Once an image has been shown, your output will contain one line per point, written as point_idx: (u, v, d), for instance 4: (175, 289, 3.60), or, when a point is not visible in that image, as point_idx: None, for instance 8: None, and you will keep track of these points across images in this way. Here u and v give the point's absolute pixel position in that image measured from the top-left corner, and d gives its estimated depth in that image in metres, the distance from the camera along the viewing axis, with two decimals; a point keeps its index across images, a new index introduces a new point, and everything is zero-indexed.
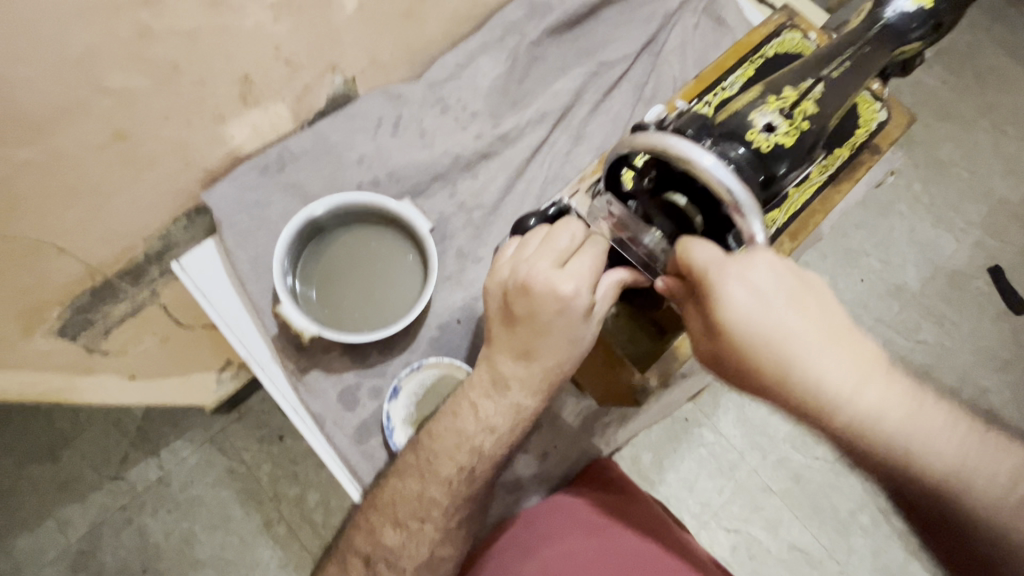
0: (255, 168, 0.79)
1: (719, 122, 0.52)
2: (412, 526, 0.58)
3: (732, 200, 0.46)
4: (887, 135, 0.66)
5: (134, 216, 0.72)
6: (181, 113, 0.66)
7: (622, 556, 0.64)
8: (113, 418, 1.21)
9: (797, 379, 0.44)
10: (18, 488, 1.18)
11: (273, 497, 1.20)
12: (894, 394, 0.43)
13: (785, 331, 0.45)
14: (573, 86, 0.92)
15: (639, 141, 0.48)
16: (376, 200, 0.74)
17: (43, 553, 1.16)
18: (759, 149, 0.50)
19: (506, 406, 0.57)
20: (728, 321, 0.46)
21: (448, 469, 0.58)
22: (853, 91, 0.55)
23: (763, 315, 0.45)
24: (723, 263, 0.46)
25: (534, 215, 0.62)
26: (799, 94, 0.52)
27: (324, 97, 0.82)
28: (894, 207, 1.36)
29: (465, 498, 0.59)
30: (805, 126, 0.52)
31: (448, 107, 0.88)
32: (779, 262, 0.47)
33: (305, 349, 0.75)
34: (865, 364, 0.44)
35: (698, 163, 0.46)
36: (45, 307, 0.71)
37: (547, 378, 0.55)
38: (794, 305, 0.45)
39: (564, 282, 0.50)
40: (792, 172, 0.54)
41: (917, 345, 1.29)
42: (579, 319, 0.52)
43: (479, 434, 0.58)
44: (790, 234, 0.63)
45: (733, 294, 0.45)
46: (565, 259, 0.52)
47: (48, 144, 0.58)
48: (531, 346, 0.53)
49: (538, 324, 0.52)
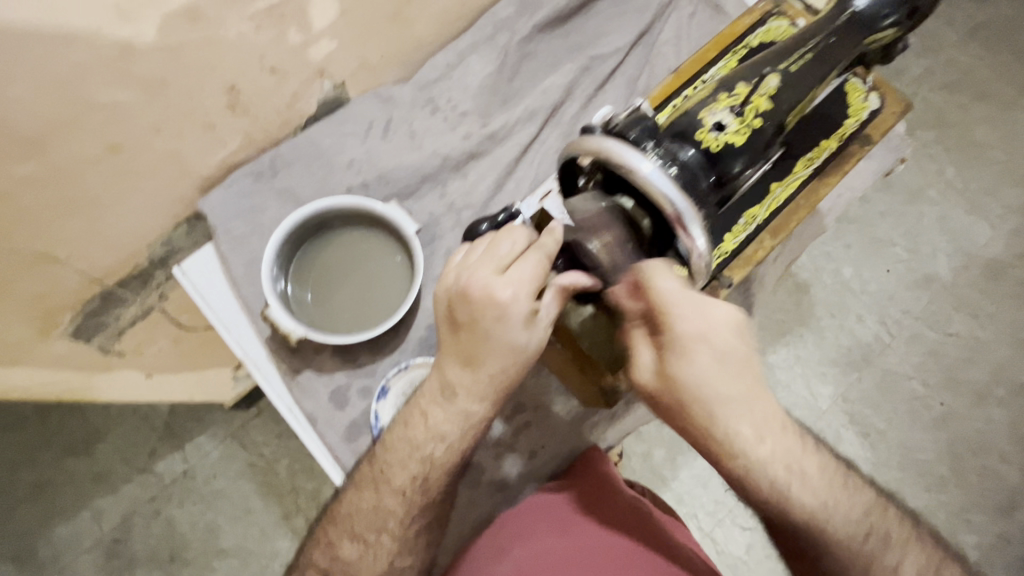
0: (249, 174, 0.82)
1: (669, 123, 0.54)
2: (369, 538, 0.60)
3: (672, 209, 0.48)
4: (879, 125, 0.67)
5: (136, 225, 0.75)
6: (172, 124, 0.70)
7: (590, 552, 0.64)
8: (142, 414, 1.27)
9: (716, 429, 0.49)
10: (57, 479, 1.25)
11: (292, 490, 1.24)
12: (790, 452, 0.49)
13: (720, 385, 0.49)
14: (563, 82, 0.90)
15: (586, 145, 0.51)
16: (364, 203, 0.75)
17: (81, 540, 1.24)
18: (707, 149, 0.52)
19: (454, 413, 0.57)
20: (676, 367, 0.49)
21: (401, 479, 0.59)
22: (817, 84, 0.55)
23: (710, 377, 0.49)
24: (686, 315, 0.50)
25: (486, 220, 0.62)
26: (750, 90, 0.53)
27: (314, 102, 0.84)
28: (922, 193, 1.29)
29: (421, 507, 0.60)
30: (756, 124, 0.53)
31: (438, 107, 0.89)
32: (736, 327, 0.50)
33: (297, 350, 0.78)
34: (778, 432, 0.50)
35: (638, 170, 0.48)
36: (58, 312, 0.75)
37: (496, 385, 0.56)
38: (738, 371, 0.49)
39: (502, 288, 0.51)
40: (748, 171, 0.55)
41: (947, 338, 1.23)
42: (520, 326, 0.53)
43: (428, 443, 0.59)
44: (773, 230, 0.64)
45: (689, 348, 0.49)
46: (506, 265, 0.53)
47: (48, 159, 0.62)
48: (476, 352, 0.54)
49: (479, 329, 0.53)
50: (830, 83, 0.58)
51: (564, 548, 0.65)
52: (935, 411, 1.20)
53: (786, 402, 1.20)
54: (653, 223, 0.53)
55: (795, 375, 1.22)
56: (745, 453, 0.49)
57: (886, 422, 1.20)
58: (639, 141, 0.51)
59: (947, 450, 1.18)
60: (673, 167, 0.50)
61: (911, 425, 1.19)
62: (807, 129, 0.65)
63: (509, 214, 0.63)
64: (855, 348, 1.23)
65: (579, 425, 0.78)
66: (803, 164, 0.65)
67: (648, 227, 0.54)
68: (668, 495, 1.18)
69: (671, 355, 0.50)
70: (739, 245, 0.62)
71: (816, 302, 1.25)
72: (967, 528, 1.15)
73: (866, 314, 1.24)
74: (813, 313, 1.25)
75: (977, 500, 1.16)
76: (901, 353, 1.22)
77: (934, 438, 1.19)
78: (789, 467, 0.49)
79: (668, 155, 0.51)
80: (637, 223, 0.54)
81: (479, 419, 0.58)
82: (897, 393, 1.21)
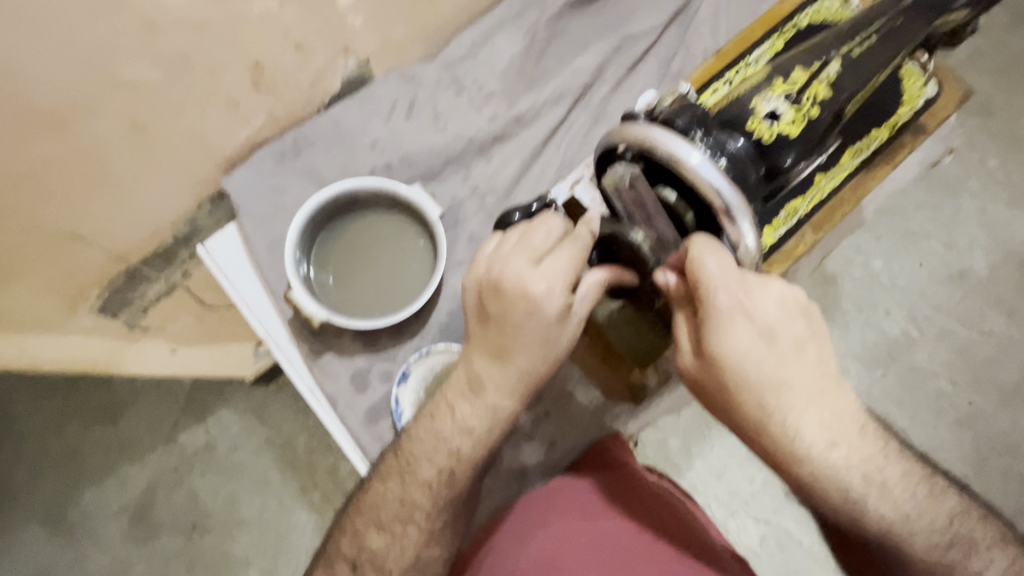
0: (272, 154, 0.81)
1: (718, 110, 0.51)
2: (395, 530, 0.61)
3: (721, 201, 0.46)
4: (934, 113, 0.64)
5: (161, 203, 0.75)
6: (196, 102, 0.68)
7: (619, 535, 0.64)
8: (165, 387, 1.30)
9: (774, 426, 0.47)
10: (83, 447, 1.29)
11: (309, 465, 1.26)
12: (861, 462, 0.48)
13: (774, 377, 0.46)
14: (594, 62, 0.87)
15: (629, 133, 0.48)
16: (389, 185, 0.74)
17: (107, 506, 1.28)
18: (760, 140, 0.49)
19: (481, 407, 0.57)
20: (725, 357, 0.46)
21: (428, 472, 0.59)
22: (879, 71, 0.52)
23: (762, 361, 0.46)
24: (738, 298, 0.46)
25: (518, 210, 0.61)
26: (809, 76, 0.50)
27: (338, 80, 0.83)
28: (964, 184, 1.23)
29: (447, 501, 0.60)
30: (813, 113, 0.50)
31: (463, 87, 0.86)
32: (787, 301, 0.47)
33: (319, 333, 0.78)
34: (848, 429, 0.48)
35: (687, 161, 0.45)
36: (85, 288, 0.76)
37: (526, 381, 0.55)
38: (791, 353, 0.47)
39: (535, 281, 0.51)
40: (801, 162, 0.52)
41: (981, 335, 1.18)
42: (555, 319, 0.52)
43: (457, 440, 0.58)
44: (816, 224, 0.61)
45: (738, 334, 0.46)
46: (541, 256, 0.52)
47: (73, 136, 0.61)
48: (507, 347, 0.53)
49: (511, 321, 0.52)
50: (891, 70, 0.54)
51: (589, 531, 0.65)
52: (963, 410, 1.16)
53: None
54: (698, 216, 0.50)
55: None
56: (809, 458, 0.47)
57: (912, 420, 1.16)
58: (686, 129, 0.48)
59: (974, 449, 1.15)
60: (723, 159, 0.47)
61: (938, 424, 1.16)
62: (862, 119, 0.61)
63: (543, 204, 0.61)
64: (883, 343, 1.19)
65: (600, 415, 0.77)
66: (850, 155, 0.62)
67: (692, 221, 0.51)
68: (682, 484, 1.17)
69: (717, 342, 0.46)
70: (779, 239, 0.60)
71: (845, 295, 1.21)
72: None
73: (896, 309, 1.20)
74: (841, 306, 1.21)
75: (1002, 501, 1.13)
76: (931, 350, 1.18)
77: (961, 437, 1.15)
78: (864, 477, 0.48)
79: (718, 146, 0.48)
80: (680, 215, 0.51)
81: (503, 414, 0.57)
82: (925, 390, 1.17)
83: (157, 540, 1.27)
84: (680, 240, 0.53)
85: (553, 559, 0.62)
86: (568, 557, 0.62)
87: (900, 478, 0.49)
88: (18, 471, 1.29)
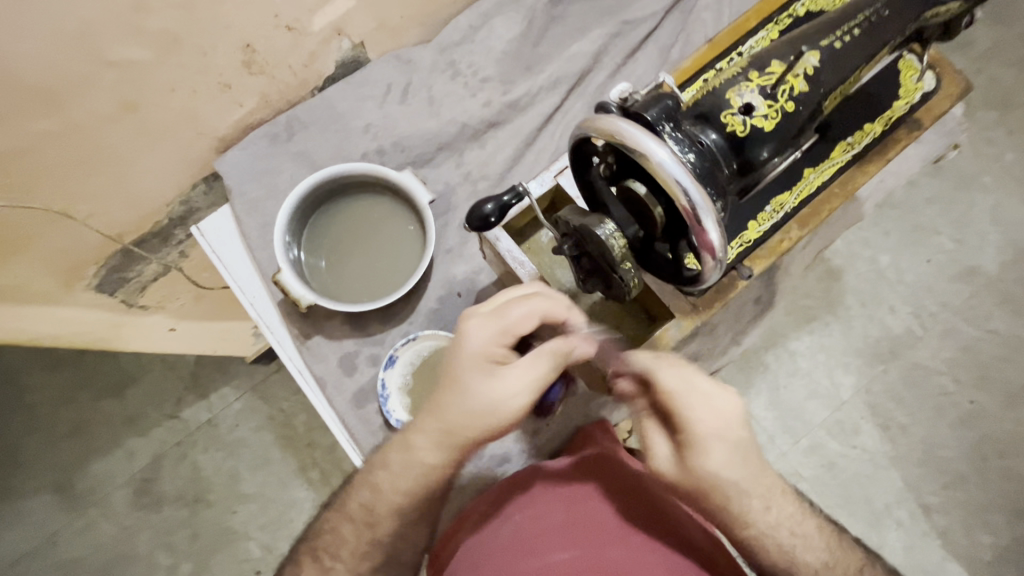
0: (265, 136, 0.81)
1: (694, 101, 0.51)
2: (327, 555, 0.63)
3: (686, 201, 0.43)
4: (932, 107, 0.63)
5: (155, 183, 0.76)
6: (187, 84, 0.69)
7: (600, 517, 0.64)
8: (170, 364, 1.33)
9: (735, 508, 0.55)
10: (92, 419, 1.32)
11: (309, 444, 1.29)
12: (787, 519, 0.57)
13: (740, 475, 0.53)
14: (592, 48, 0.86)
15: (597, 125, 0.46)
16: (376, 169, 0.74)
17: (114, 477, 1.30)
18: (733, 133, 0.49)
19: (402, 453, 0.58)
20: (702, 472, 0.53)
21: (359, 503, 0.61)
22: (860, 64, 0.51)
23: (733, 470, 0.53)
24: (710, 418, 0.52)
25: (489, 202, 0.56)
26: (785, 68, 0.49)
27: (333, 62, 0.82)
28: (978, 179, 1.20)
29: (369, 541, 0.61)
30: (787, 108, 0.49)
31: (459, 72, 0.85)
32: (742, 410, 0.53)
33: (308, 316, 0.79)
34: (778, 496, 0.57)
35: (651, 155, 0.43)
36: (82, 266, 0.77)
37: (455, 446, 0.56)
38: (750, 455, 0.54)
39: (470, 329, 0.54)
40: (777, 157, 0.51)
41: (986, 335, 1.16)
42: (479, 371, 0.53)
43: (391, 493, 0.59)
44: (801, 220, 0.61)
45: (714, 448, 0.52)
46: (509, 314, 0.54)
47: (63, 116, 0.62)
48: (442, 401, 0.55)
49: (446, 368, 0.55)
50: (874, 65, 0.53)
51: (570, 512, 0.65)
52: (963, 409, 1.15)
53: (806, 389, 1.17)
54: (667, 211, 0.49)
55: (817, 363, 1.17)
56: (754, 522, 0.56)
57: (910, 417, 1.15)
58: (655, 123, 0.47)
59: (973, 449, 1.14)
60: (692, 154, 0.47)
61: (937, 422, 1.15)
62: (850, 112, 0.62)
63: (516, 195, 0.56)
64: (885, 339, 1.17)
65: (584, 402, 0.78)
66: (842, 149, 0.61)
67: (661, 215, 0.49)
68: None
69: (695, 457, 0.52)
70: (763, 234, 0.60)
71: (847, 290, 1.19)
72: (984, 528, 1.11)
73: (899, 305, 1.18)
74: (843, 301, 1.19)
75: (1000, 501, 1.12)
76: (933, 348, 1.17)
77: (961, 436, 1.14)
78: (791, 531, 0.57)
79: (687, 140, 0.47)
80: (649, 210, 0.49)
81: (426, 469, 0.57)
82: (926, 388, 1.16)
83: (162, 511, 1.29)
84: (652, 234, 0.52)
85: (522, 543, 0.63)
86: (538, 539, 0.63)
87: (816, 530, 0.59)
88: (29, 440, 1.32)
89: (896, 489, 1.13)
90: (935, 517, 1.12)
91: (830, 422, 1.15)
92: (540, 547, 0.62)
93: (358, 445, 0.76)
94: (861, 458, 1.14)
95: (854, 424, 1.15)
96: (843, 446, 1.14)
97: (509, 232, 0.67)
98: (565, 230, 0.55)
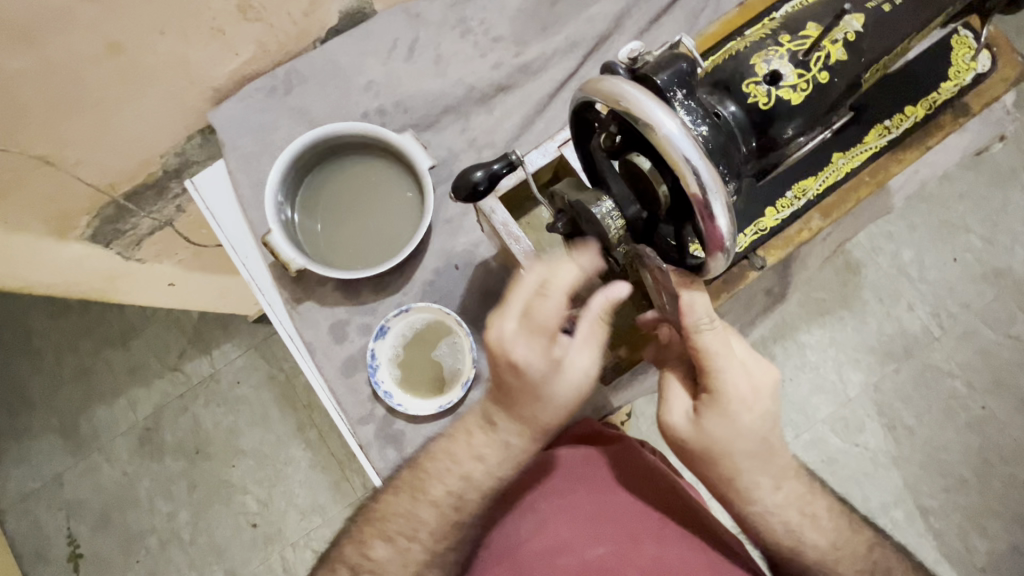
0: (263, 89, 0.77)
1: (714, 67, 0.46)
2: (400, 544, 0.60)
3: (695, 182, 0.39)
4: (985, 91, 0.57)
5: (145, 132, 0.73)
6: (176, 26, 0.64)
7: (629, 513, 0.62)
8: (173, 317, 1.31)
9: (740, 483, 0.54)
10: (96, 367, 1.31)
11: (307, 405, 1.27)
12: (795, 498, 0.56)
13: (755, 442, 0.53)
14: (614, 10, 0.79)
15: (601, 88, 0.42)
16: (376, 130, 0.70)
17: (117, 425, 1.29)
18: (755, 105, 0.44)
19: (494, 438, 0.57)
20: (717, 436, 0.52)
21: (438, 491, 0.59)
22: (909, 32, 0.46)
23: (748, 441, 0.52)
24: (742, 384, 0.51)
25: (480, 168, 0.53)
26: (821, 33, 0.44)
27: (336, 13, 0.77)
28: (1016, 176, 1.13)
29: (454, 524, 0.60)
30: (820, 78, 0.44)
31: (469, 29, 0.80)
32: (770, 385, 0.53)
33: (300, 280, 0.77)
34: (788, 475, 0.56)
35: (658, 127, 0.39)
36: (73, 215, 0.74)
37: (545, 425, 0.55)
38: (771, 431, 0.53)
39: (514, 344, 0.50)
40: (802, 136, 0.47)
41: (1007, 339, 1.11)
42: (543, 380, 0.51)
43: (483, 476, 0.58)
44: (824, 209, 0.56)
45: (739, 412, 0.51)
46: (546, 319, 0.49)
47: (40, 53, 0.58)
48: (511, 406, 0.54)
49: (505, 384, 0.52)
50: (923, 35, 0.48)
51: (601, 506, 0.63)
52: (973, 414, 1.10)
53: (813, 383, 1.13)
54: (673, 190, 0.44)
55: (828, 358, 1.13)
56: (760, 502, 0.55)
57: (917, 419, 1.11)
58: (665, 88, 0.42)
59: (978, 455, 1.10)
60: (705, 126, 0.42)
61: (944, 425, 1.11)
62: (891, 90, 0.57)
63: (508, 164, 0.53)
64: (899, 337, 1.13)
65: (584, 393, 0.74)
66: (876, 134, 0.56)
67: (667, 194, 0.45)
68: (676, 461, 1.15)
69: (715, 417, 0.52)
70: (781, 222, 0.55)
71: (866, 285, 1.14)
72: (981, 534, 1.08)
73: (919, 303, 1.13)
74: (860, 296, 1.14)
75: (1000, 508, 1.08)
76: (950, 350, 1.12)
77: (967, 441, 1.10)
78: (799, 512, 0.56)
79: (701, 111, 0.43)
80: (653, 188, 0.45)
81: (519, 450, 0.57)
82: (937, 390, 1.11)
83: (162, 460, 1.28)
84: (656, 214, 0.48)
85: (552, 537, 0.61)
86: (570, 533, 0.61)
87: (827, 512, 0.57)
88: (34, 384, 1.32)
89: (895, 489, 1.10)
90: (932, 520, 1.09)
91: (835, 417, 1.12)
92: (575, 544, 0.60)
93: (346, 414, 0.74)
94: (862, 457, 1.11)
95: (860, 421, 1.12)
96: (846, 443, 1.11)
97: (506, 204, 0.64)
98: (560, 206, 0.53)
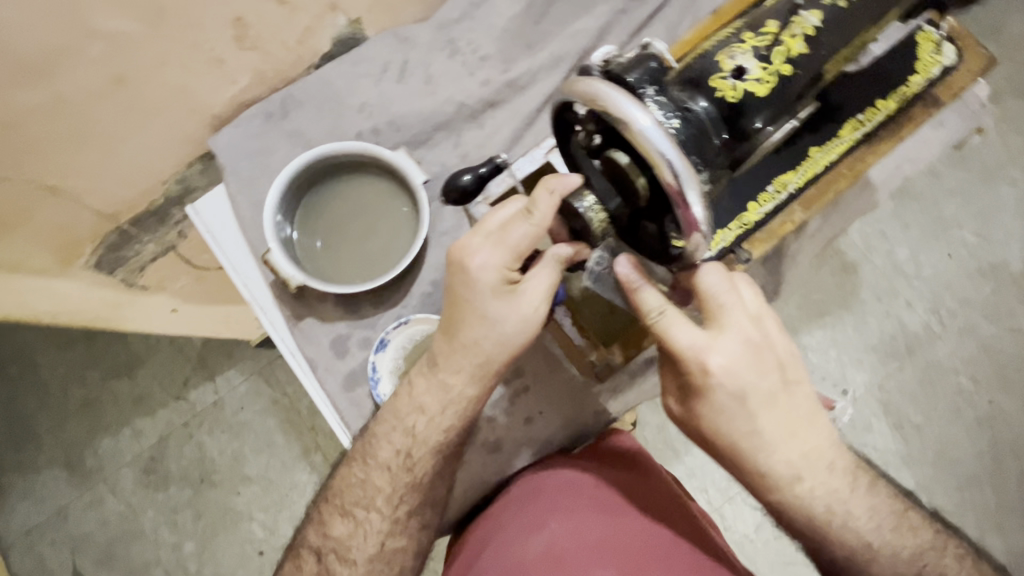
0: (259, 115, 0.80)
1: (684, 66, 0.48)
2: (359, 516, 0.61)
3: (670, 173, 0.41)
4: (951, 84, 0.60)
5: (148, 161, 0.75)
6: (178, 58, 0.67)
7: (637, 539, 0.61)
8: (176, 345, 1.32)
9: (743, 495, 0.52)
10: (100, 398, 1.32)
11: (312, 428, 1.26)
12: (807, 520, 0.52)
13: (762, 428, 0.50)
14: (597, 25, 0.83)
15: (578, 88, 0.44)
16: (370, 148, 0.72)
17: (121, 455, 1.29)
18: (723, 99, 0.46)
19: (435, 383, 0.58)
20: (705, 419, 0.51)
21: (386, 454, 0.60)
22: (865, 27, 0.49)
23: (737, 417, 0.50)
24: (716, 360, 0.49)
25: (469, 172, 0.57)
26: (781, 29, 0.47)
27: (328, 39, 0.80)
28: (1004, 171, 1.15)
29: (409, 486, 0.60)
30: (783, 71, 0.47)
31: (458, 49, 0.83)
32: (750, 352, 0.49)
33: (300, 297, 0.78)
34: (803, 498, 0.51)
35: (633, 123, 0.41)
36: (78, 243, 0.76)
37: (480, 361, 0.55)
38: (767, 406, 0.50)
39: (475, 252, 0.52)
40: (770, 127, 0.49)
41: (1008, 332, 1.11)
42: (488, 296, 0.52)
43: (432, 433, 0.59)
44: (806, 202, 0.59)
45: (714, 392, 0.50)
46: (510, 238, 0.51)
47: (49, 88, 0.61)
48: (455, 322, 0.55)
49: (458, 293, 0.53)
50: (882, 28, 0.51)
51: (609, 530, 0.62)
52: (981, 409, 1.10)
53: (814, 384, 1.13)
54: (650, 182, 0.46)
55: (829, 359, 1.14)
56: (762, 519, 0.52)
57: (923, 416, 1.11)
58: (637, 86, 0.44)
59: (988, 451, 1.09)
60: (676, 119, 0.44)
61: (952, 422, 1.10)
62: (862, 87, 0.59)
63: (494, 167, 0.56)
64: (900, 335, 1.13)
65: (584, 399, 0.75)
66: (851, 127, 0.58)
67: (645, 187, 0.47)
68: (677, 469, 1.08)
69: (700, 401, 0.51)
70: (764, 216, 0.57)
71: (863, 284, 1.15)
72: (998, 532, 1.07)
73: (917, 300, 1.14)
74: (858, 295, 1.15)
75: (1015, 505, 1.07)
76: (952, 345, 1.12)
77: (976, 437, 1.09)
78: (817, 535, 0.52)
79: (671, 105, 0.45)
80: (632, 182, 0.47)
81: (461, 395, 0.58)
82: (941, 387, 1.11)
83: (167, 490, 1.27)
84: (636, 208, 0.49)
85: (556, 558, 0.61)
86: (575, 556, 0.60)
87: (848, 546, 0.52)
88: (38, 418, 1.32)
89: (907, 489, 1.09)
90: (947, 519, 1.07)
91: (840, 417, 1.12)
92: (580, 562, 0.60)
93: (349, 428, 0.75)
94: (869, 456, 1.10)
95: (865, 421, 1.12)
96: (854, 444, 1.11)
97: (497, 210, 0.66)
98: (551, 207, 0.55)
